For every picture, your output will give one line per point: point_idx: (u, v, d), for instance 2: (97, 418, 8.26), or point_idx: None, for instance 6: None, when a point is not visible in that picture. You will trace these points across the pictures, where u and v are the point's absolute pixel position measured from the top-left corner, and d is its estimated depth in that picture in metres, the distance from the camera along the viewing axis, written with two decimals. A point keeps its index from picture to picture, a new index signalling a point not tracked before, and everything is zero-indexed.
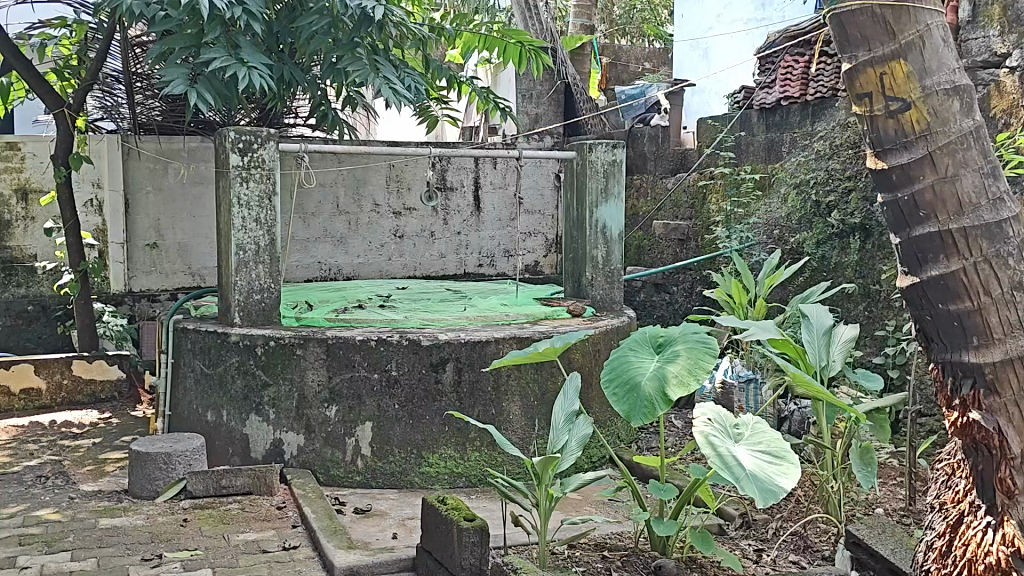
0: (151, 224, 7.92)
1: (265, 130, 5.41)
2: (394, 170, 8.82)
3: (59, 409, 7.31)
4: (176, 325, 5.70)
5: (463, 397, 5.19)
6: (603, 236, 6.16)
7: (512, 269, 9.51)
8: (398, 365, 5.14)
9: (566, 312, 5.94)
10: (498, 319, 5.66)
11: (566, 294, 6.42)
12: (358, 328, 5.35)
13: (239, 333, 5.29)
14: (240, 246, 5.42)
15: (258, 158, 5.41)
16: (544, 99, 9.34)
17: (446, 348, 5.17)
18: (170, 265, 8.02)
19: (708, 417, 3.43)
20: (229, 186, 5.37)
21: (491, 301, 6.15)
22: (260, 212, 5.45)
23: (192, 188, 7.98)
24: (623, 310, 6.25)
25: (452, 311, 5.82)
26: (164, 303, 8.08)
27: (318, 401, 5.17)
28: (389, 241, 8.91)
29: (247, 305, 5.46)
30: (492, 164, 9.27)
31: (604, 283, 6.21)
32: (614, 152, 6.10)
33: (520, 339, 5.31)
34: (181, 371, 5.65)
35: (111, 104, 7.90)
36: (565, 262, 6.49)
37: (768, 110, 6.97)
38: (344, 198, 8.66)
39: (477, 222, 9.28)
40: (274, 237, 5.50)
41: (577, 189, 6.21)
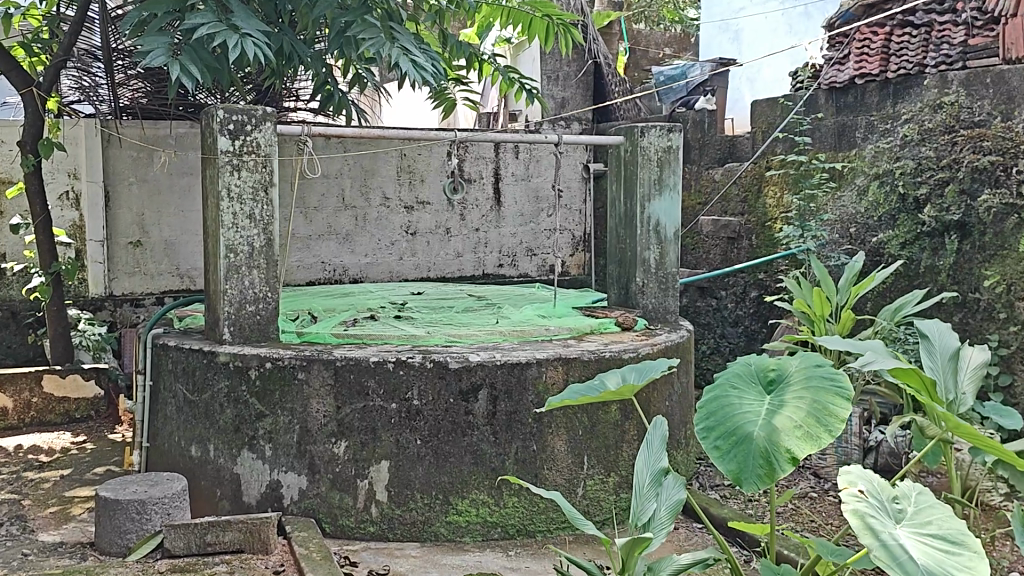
0: (134, 219, 7.01)
1: (260, 108, 4.51)
2: (405, 160, 7.94)
3: (27, 431, 6.42)
4: (155, 340, 4.81)
5: (499, 431, 4.29)
6: (656, 235, 5.25)
7: (536, 270, 8.61)
8: (421, 394, 4.25)
9: (615, 325, 5.04)
10: (537, 334, 4.75)
11: (611, 303, 5.52)
12: (371, 347, 4.46)
13: (229, 352, 4.42)
14: (231, 248, 4.50)
15: (252, 142, 4.51)
16: (570, 82, 8.39)
17: (479, 373, 4.27)
18: (156, 266, 7.12)
19: (859, 488, 2.55)
20: (217, 176, 4.47)
21: (526, 311, 5.24)
22: (255, 206, 4.55)
23: (182, 179, 7.10)
24: (679, 322, 5.33)
25: (482, 324, 4.91)
26: (148, 309, 7.17)
27: (323, 436, 4.28)
28: (400, 239, 8.01)
29: (240, 318, 4.55)
30: (513, 153, 8.37)
31: (656, 290, 5.29)
32: (670, 136, 5.19)
33: (567, 360, 4.40)
34: (161, 397, 4.76)
35: (88, 85, 6.89)
36: (609, 266, 5.58)
37: (839, 90, 6.17)
38: (350, 190, 7.76)
39: (497, 217, 8.38)
40: (271, 236, 4.60)
41: (626, 180, 5.31)
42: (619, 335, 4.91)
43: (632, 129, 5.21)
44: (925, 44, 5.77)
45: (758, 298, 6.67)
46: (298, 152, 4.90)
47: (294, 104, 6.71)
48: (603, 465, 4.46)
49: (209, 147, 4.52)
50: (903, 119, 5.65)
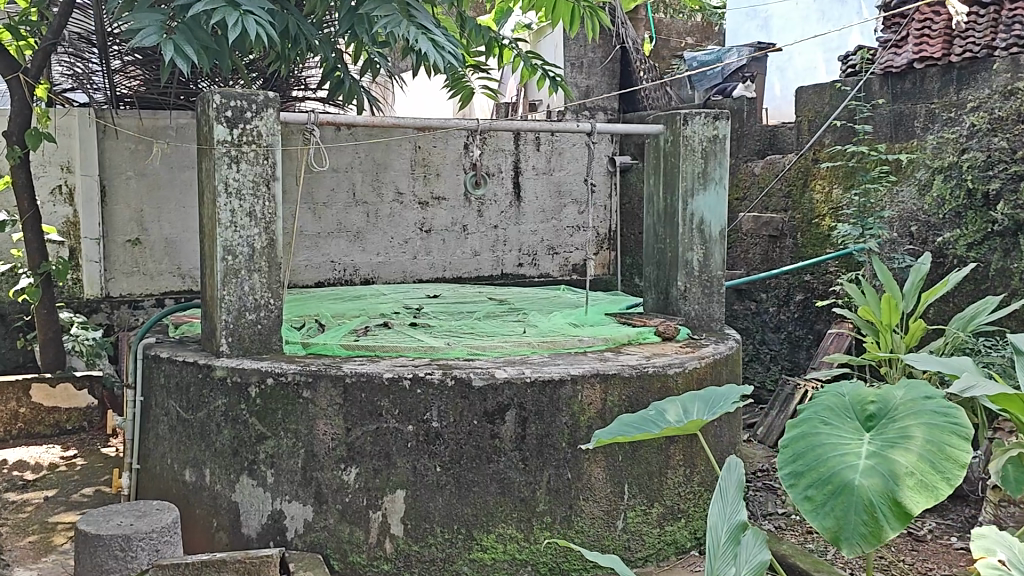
0: (132, 216, 6.56)
1: (262, 93, 4.02)
2: (420, 152, 7.45)
3: (15, 444, 5.96)
4: (145, 351, 4.33)
5: (530, 457, 3.80)
6: (700, 234, 4.75)
7: (558, 269, 8.08)
8: (441, 415, 3.76)
9: (655, 334, 4.54)
10: (569, 345, 4.26)
11: (649, 308, 5.02)
12: (385, 360, 3.97)
13: (226, 366, 3.94)
14: (228, 249, 4.02)
15: (253, 131, 4.02)
16: (595, 70, 7.90)
17: (507, 391, 3.78)
18: (156, 265, 6.67)
19: (1000, 556, 2.14)
20: (212, 169, 3.99)
21: (557, 318, 4.74)
22: (255, 203, 4.06)
23: (181, 173, 6.63)
24: (724, 331, 4.82)
25: (509, 333, 4.43)
26: (147, 311, 6.69)
27: (331, 461, 3.80)
28: (414, 236, 7.53)
29: (238, 328, 4.06)
30: (534, 146, 7.86)
31: (700, 296, 4.79)
32: (716, 125, 4.68)
33: (606, 377, 3.89)
34: (152, 415, 4.29)
35: (82, 72, 6.43)
36: (646, 267, 5.09)
37: (895, 75, 5.72)
38: (361, 184, 7.28)
39: (517, 214, 7.87)
40: (273, 236, 4.11)
41: (668, 173, 4.81)
42: (661, 346, 4.41)
43: (675, 118, 4.70)
44: (994, 25, 5.36)
45: (804, 303, 6.28)
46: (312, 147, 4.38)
47: (302, 93, 6.23)
48: (645, 494, 3.97)
49: (205, 136, 4.04)
50: (969, 107, 5.13)
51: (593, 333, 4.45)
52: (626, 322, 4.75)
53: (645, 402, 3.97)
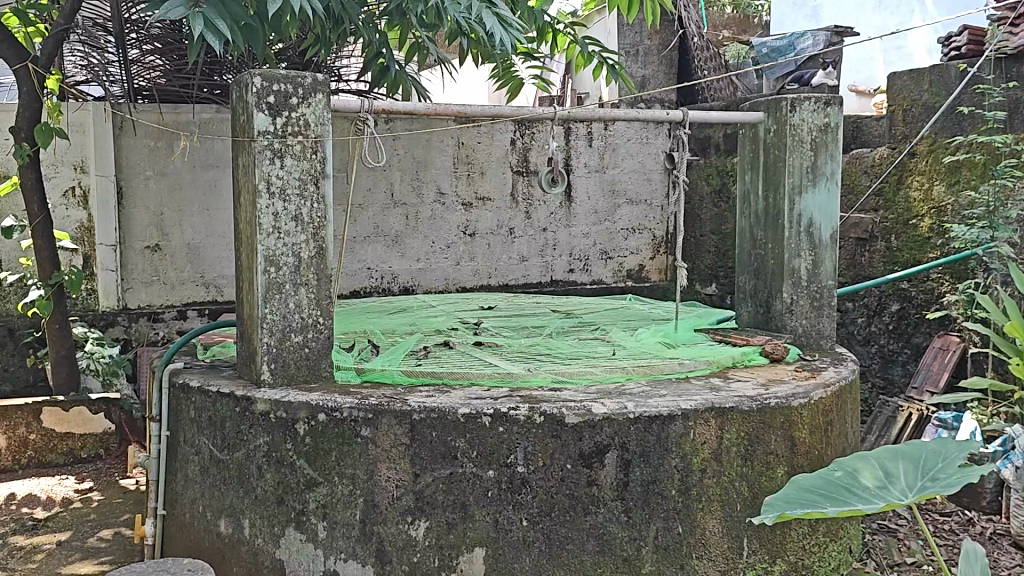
0: (151, 219, 5.96)
1: (310, 75, 3.41)
2: (463, 149, 6.82)
3: (24, 475, 5.35)
4: (172, 379, 3.73)
5: (633, 508, 3.17)
6: (809, 238, 4.13)
7: (611, 275, 7.42)
8: (527, 458, 3.14)
9: (762, 356, 3.92)
10: (667, 370, 3.62)
11: (745, 323, 4.38)
12: (456, 390, 3.35)
13: (269, 399, 3.32)
14: (271, 260, 3.40)
15: (300, 121, 3.41)
16: (651, 58, 7.28)
17: (606, 429, 3.15)
18: (178, 273, 6.07)
19: None
20: (252, 164, 3.38)
21: (643, 336, 4.11)
22: (303, 205, 3.45)
23: (206, 172, 6.05)
24: (836, 350, 4.19)
25: (593, 355, 3.80)
26: (169, 325, 6.08)
27: (395, 514, 3.18)
28: (456, 241, 6.91)
29: (282, 353, 3.44)
30: (586, 140, 7.19)
31: (808, 310, 4.16)
32: (828, 111, 4.10)
33: (722, 411, 3.26)
34: (180, 453, 3.68)
35: (97, 62, 5.81)
36: (738, 277, 4.47)
37: (1009, 56, 5.06)
38: (400, 184, 6.66)
39: (568, 215, 7.22)
40: (322, 244, 3.50)
41: (771, 168, 4.19)
42: (772, 370, 3.79)
43: (781, 104, 4.09)
44: None
45: (899, 314, 5.66)
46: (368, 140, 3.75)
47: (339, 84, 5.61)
48: (767, 550, 3.34)
49: (245, 127, 3.44)
50: None
51: (692, 355, 3.81)
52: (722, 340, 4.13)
53: (766, 439, 3.34)
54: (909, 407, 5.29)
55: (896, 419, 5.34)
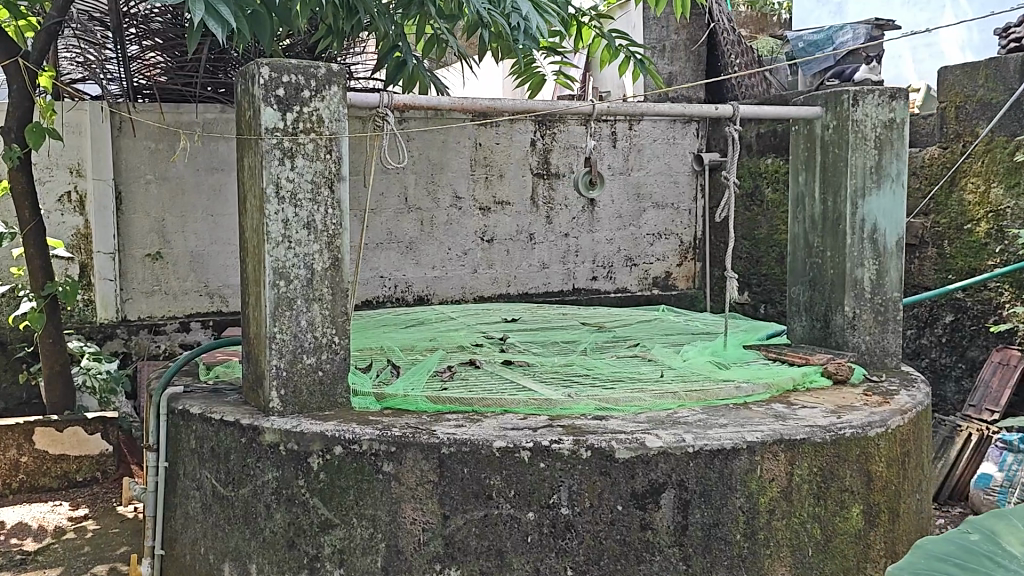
0: (152, 226, 5.61)
1: (323, 65, 3.04)
2: (480, 150, 6.44)
3: (14, 501, 4.98)
4: (171, 405, 3.36)
5: (693, 554, 2.78)
6: (872, 246, 3.77)
7: (637, 283, 7.01)
8: (572, 498, 2.75)
9: (824, 376, 3.54)
10: (723, 395, 3.24)
11: (800, 339, 3.99)
12: (489, 419, 2.97)
13: (278, 430, 2.94)
14: (281, 273, 3.03)
15: (312, 117, 3.04)
16: (677, 54, 6.91)
17: (662, 465, 2.77)
18: (180, 283, 5.71)
19: None
20: (259, 165, 3.01)
21: (690, 354, 3.72)
22: (317, 211, 3.08)
23: (209, 175, 5.69)
24: (902, 369, 3.80)
25: (638, 377, 3.42)
26: (170, 338, 5.70)
27: (421, 562, 2.80)
28: (474, 247, 6.52)
29: (293, 378, 3.06)
30: (610, 141, 6.80)
31: (871, 325, 3.79)
32: (893, 106, 3.74)
33: (791, 443, 2.88)
34: (180, 487, 3.30)
35: (93, 59, 5.44)
36: (790, 288, 4.10)
37: None
38: (414, 188, 6.29)
39: (590, 220, 6.82)
40: (339, 254, 3.13)
41: (829, 168, 3.82)
42: (838, 394, 3.40)
43: (842, 98, 3.72)
44: None
45: (953, 325, 5.27)
46: (386, 138, 3.36)
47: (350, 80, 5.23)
48: None
49: (251, 124, 3.07)
50: None
51: (749, 377, 3.42)
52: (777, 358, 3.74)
53: (839, 474, 2.96)
54: (966, 427, 4.89)
55: (949, 437, 4.95)
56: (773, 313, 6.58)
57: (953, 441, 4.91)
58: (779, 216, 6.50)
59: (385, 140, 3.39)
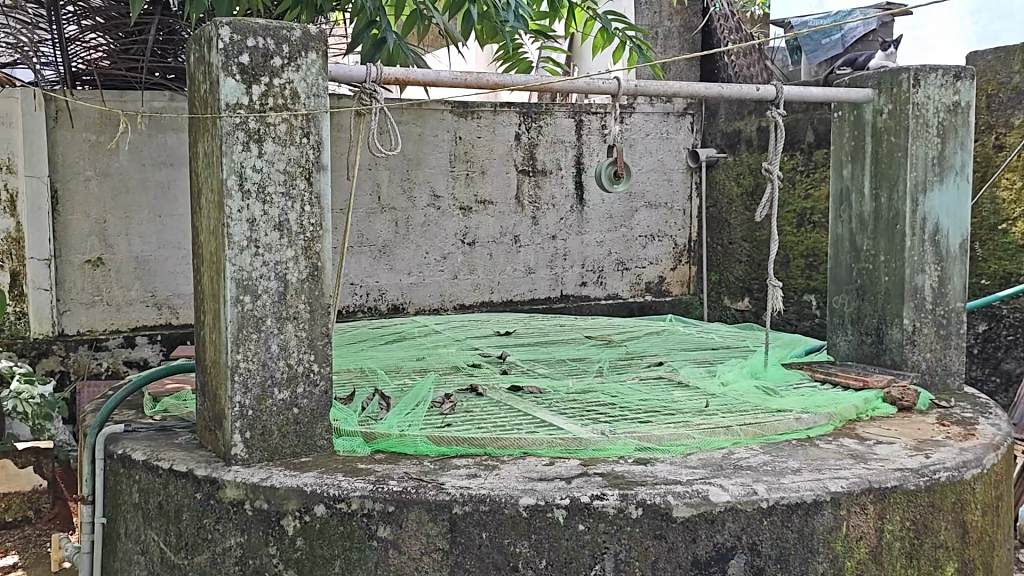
0: (93, 228, 4.94)
1: (297, 28, 2.45)
2: (461, 145, 5.87)
3: None
4: (111, 447, 2.75)
5: None
6: (934, 249, 3.24)
7: (628, 289, 6.46)
8: (618, 568, 2.21)
9: (888, 403, 3.02)
10: (783, 429, 2.69)
11: (847, 356, 3.48)
12: (507, 466, 2.40)
13: (245, 484, 2.35)
14: (243, 285, 2.43)
15: (287, 92, 2.46)
16: (671, 41, 6.40)
17: (730, 526, 2.22)
18: (124, 293, 5.05)
19: None
20: (217, 151, 2.41)
21: (728, 377, 3.18)
22: (288, 208, 2.48)
23: (157, 172, 5.04)
24: (968, 392, 3.29)
25: (675, 407, 2.87)
26: (113, 354, 5.03)
27: None
28: (453, 250, 5.93)
29: (262, 417, 2.47)
30: (600, 135, 6.27)
31: (932, 341, 3.26)
32: (958, 87, 3.23)
33: (881, 493, 2.34)
34: (124, 548, 2.70)
35: (24, 40, 4.78)
36: (831, 298, 3.56)
37: None
38: (388, 185, 5.69)
39: (579, 222, 6.26)
40: (316, 264, 2.53)
41: (884, 160, 3.30)
42: (909, 423, 2.88)
43: (899, 77, 3.21)
44: None
45: (986, 335, 4.78)
46: (376, 125, 2.79)
47: None
48: None
49: (208, 100, 2.48)
50: None
51: (805, 405, 2.88)
52: (825, 380, 3.22)
53: (933, 528, 2.44)
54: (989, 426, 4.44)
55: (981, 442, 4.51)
56: (778, 321, 6.05)
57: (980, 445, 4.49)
58: (783, 215, 6.01)
59: (373, 126, 2.81)
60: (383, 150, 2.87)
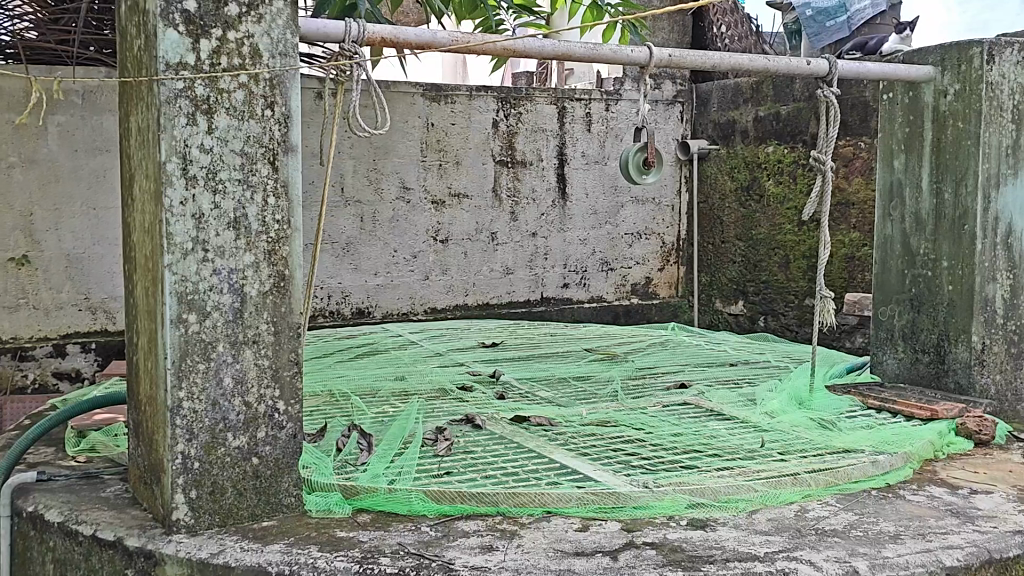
0: (15, 223, 4.24)
1: None
2: (433, 132, 5.29)
3: None
4: (19, 501, 2.16)
5: None
6: (1006, 254, 2.79)
7: (612, 291, 5.94)
8: None
9: (964, 437, 2.54)
10: (860, 475, 2.20)
11: (899, 377, 3.00)
12: (529, 533, 1.88)
13: (189, 561, 1.80)
14: (189, 300, 1.87)
15: (245, 49, 1.90)
16: (661, 23, 5.87)
17: None
18: (53, 295, 4.35)
19: None
20: (154, 125, 1.86)
21: (771, 405, 2.68)
22: (249, 200, 1.93)
23: (90, 158, 4.36)
24: None
25: (720, 446, 2.36)
26: (41, 364, 4.33)
27: None
28: (425, 249, 5.34)
29: (213, 470, 1.91)
30: (584, 123, 5.74)
31: (1003, 361, 2.79)
32: None
33: (1002, 566, 1.86)
34: None
35: None
36: (877, 309, 3.08)
37: None
38: (353, 176, 5.07)
39: (562, 218, 5.72)
40: (284, 273, 1.98)
41: (948, 149, 2.83)
42: (996, 464, 2.41)
43: (970, 53, 2.74)
44: None
45: None
46: (357, 98, 2.23)
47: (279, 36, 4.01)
48: None
49: (143, 59, 1.92)
50: None
51: (875, 441, 2.40)
52: (881, 407, 2.74)
53: None
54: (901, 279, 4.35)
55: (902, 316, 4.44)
56: (777, 327, 5.54)
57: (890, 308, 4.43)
58: None
59: (353, 100, 2.24)
60: (366, 130, 2.31)
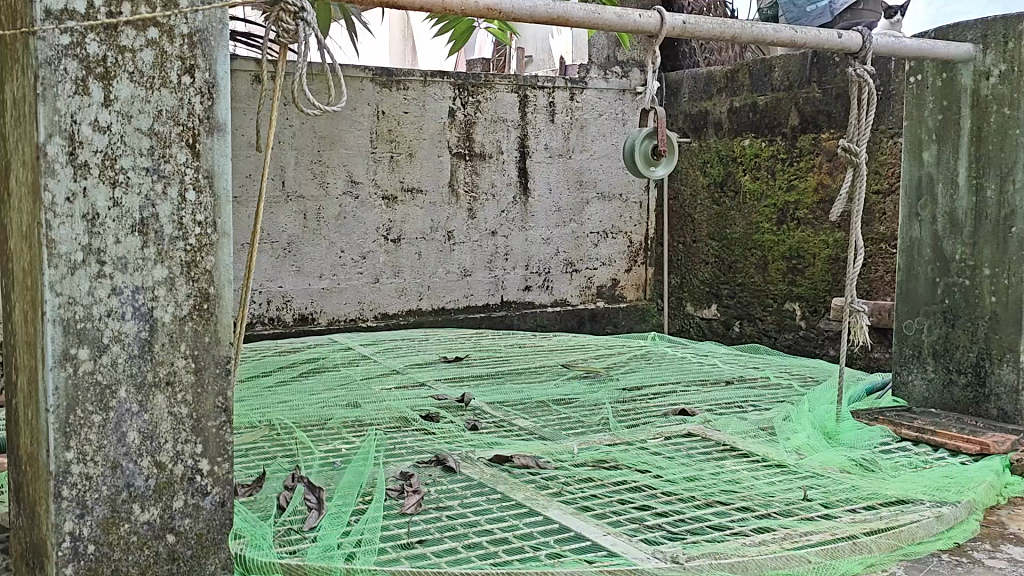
0: None
1: None
2: (383, 121, 4.71)
3: None
4: None
5: None
6: None
7: (577, 295, 5.38)
8: None
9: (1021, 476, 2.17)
10: (925, 534, 1.80)
11: (928, 402, 2.62)
12: None
13: None
14: (81, 330, 1.40)
15: None
16: None
17: None
18: None
19: None
20: (28, 96, 1.37)
21: (796, 439, 2.28)
22: (161, 196, 1.46)
23: None
24: None
25: (749, 496, 1.95)
26: None
27: None
28: (375, 249, 4.77)
29: (112, 554, 1.44)
30: (548, 114, 5.17)
31: None
32: None
33: None
34: None
35: None
36: (901, 322, 2.70)
37: None
38: (295, 169, 4.51)
39: (524, 215, 5.16)
40: (208, 291, 1.51)
41: (990, 140, 2.45)
42: None
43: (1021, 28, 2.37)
44: None
45: None
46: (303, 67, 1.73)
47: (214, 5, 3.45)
48: None
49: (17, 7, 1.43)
50: None
51: (928, 486, 2.01)
52: (919, 440, 2.35)
53: None
54: (870, 248, 3.74)
55: (867, 292, 3.78)
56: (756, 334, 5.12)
57: (859, 285, 3.84)
58: None
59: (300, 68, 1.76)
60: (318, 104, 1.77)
